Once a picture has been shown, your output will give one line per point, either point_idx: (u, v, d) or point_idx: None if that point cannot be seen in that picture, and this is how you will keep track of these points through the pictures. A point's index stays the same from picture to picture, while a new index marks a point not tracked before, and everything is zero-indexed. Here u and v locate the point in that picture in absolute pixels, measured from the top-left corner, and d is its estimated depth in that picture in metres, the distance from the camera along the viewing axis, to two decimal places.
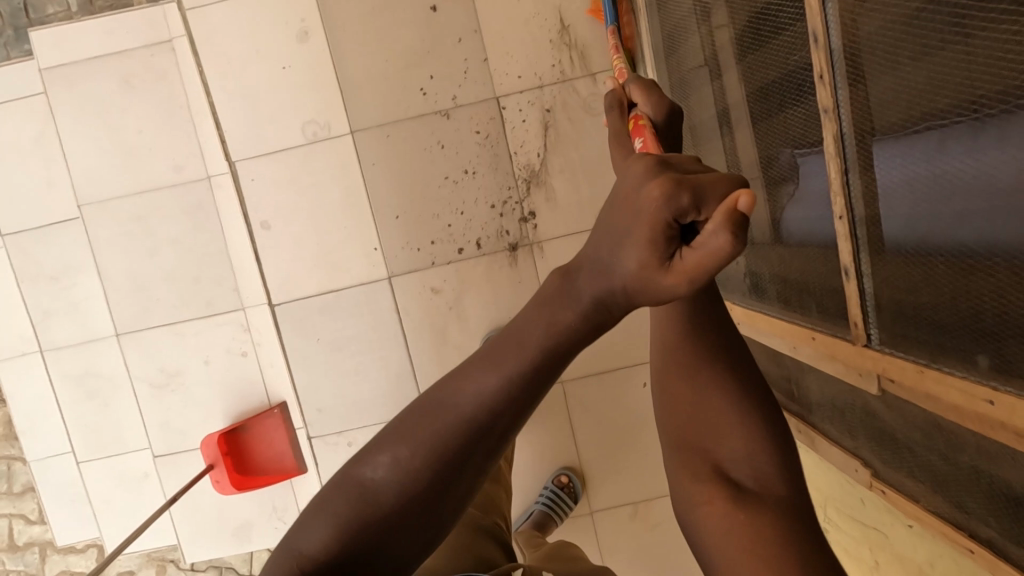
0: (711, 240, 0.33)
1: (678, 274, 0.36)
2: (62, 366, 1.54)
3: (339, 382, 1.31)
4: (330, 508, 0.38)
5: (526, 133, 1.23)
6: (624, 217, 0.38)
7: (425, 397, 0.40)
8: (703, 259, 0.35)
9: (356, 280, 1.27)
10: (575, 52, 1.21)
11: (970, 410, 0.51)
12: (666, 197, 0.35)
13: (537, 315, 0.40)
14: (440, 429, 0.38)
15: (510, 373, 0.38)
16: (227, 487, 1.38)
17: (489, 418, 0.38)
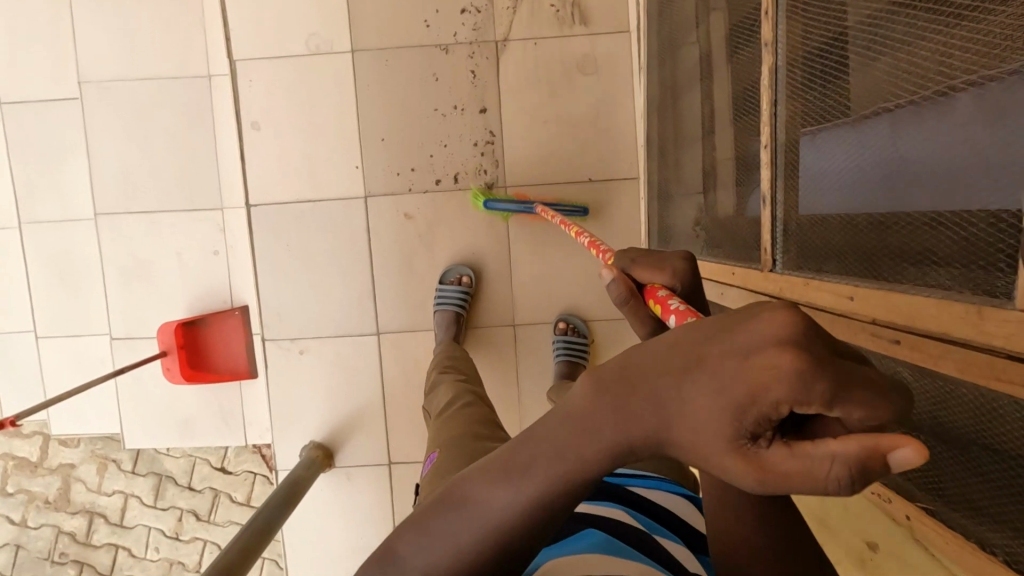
0: (824, 465, 0.29)
1: (761, 465, 0.31)
2: (35, 241, 1.56)
3: (301, 290, 1.35)
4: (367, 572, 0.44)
5: (519, 79, 1.28)
6: (731, 375, 0.32)
7: (456, 485, 0.43)
8: (795, 474, 0.30)
9: (335, 195, 1.32)
10: (577, 10, 1.26)
11: (834, 310, 0.63)
12: (795, 377, 0.29)
13: (566, 438, 0.39)
14: (469, 528, 0.41)
15: (530, 489, 0.39)
16: (176, 377, 1.39)
17: (502, 529, 0.40)
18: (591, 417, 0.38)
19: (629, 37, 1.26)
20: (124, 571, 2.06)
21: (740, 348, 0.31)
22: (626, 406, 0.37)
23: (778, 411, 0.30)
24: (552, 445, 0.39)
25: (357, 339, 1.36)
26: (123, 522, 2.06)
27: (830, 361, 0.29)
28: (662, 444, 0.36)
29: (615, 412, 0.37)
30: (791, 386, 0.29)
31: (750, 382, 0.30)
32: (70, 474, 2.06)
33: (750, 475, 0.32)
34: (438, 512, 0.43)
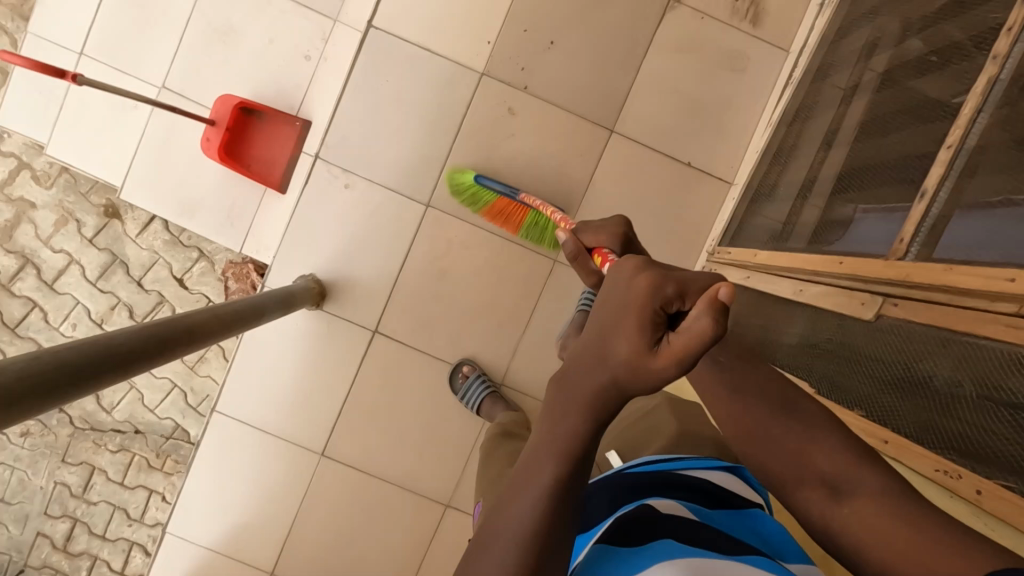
0: (694, 323, 0.43)
1: (672, 359, 0.44)
2: None
3: (375, 128, 1.31)
4: None
5: (673, 41, 1.28)
6: (619, 310, 0.49)
7: (482, 521, 0.51)
8: (690, 343, 0.43)
9: (453, 57, 1.29)
10: (754, 8, 1.28)
11: (984, 290, 0.58)
12: (651, 286, 0.47)
13: (544, 435, 0.50)
14: (502, 547, 0.48)
15: (538, 487, 0.49)
16: (211, 150, 1.33)
17: (535, 515, 0.48)
18: (558, 408, 0.51)
19: (786, 55, 1.29)
20: (29, 331, 1.92)
21: (618, 296, 0.49)
22: (572, 389, 0.51)
23: (657, 315, 0.46)
24: (543, 442, 0.50)
25: (404, 200, 1.32)
26: (54, 284, 1.93)
27: (664, 274, 0.47)
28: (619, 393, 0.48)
29: (576, 394, 0.50)
30: (653, 292, 0.47)
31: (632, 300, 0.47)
32: (25, 212, 1.91)
33: (669, 365, 0.44)
34: (472, 556, 0.49)
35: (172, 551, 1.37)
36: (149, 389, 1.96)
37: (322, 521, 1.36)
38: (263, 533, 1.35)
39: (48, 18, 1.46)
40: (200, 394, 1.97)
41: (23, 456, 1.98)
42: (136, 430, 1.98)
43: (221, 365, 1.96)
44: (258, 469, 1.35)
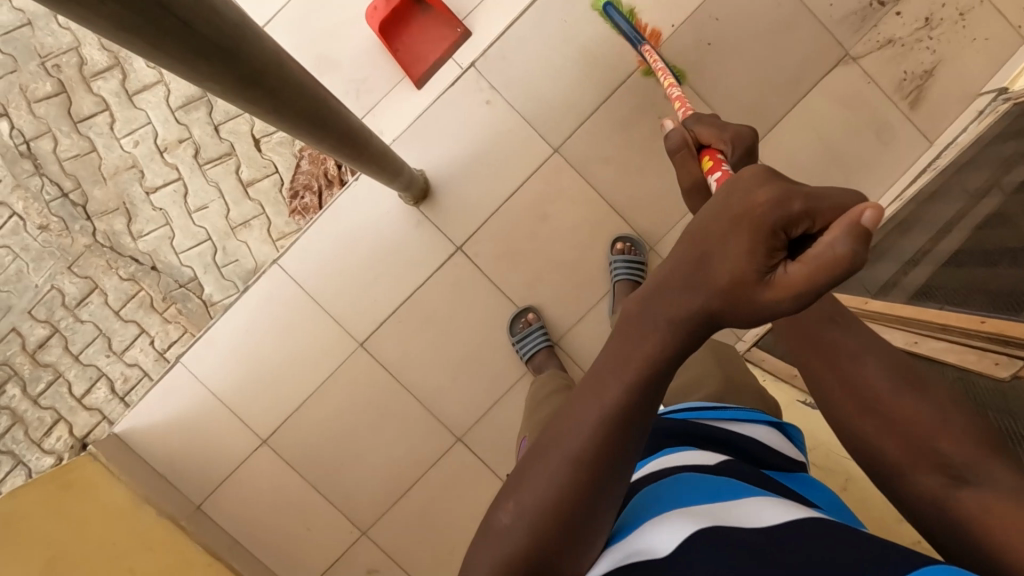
0: (828, 255, 0.40)
1: (789, 286, 0.42)
2: None
3: (536, 61, 1.32)
4: (486, 557, 0.48)
5: (834, 93, 1.33)
6: (721, 229, 0.44)
7: (534, 444, 0.50)
8: (814, 274, 0.41)
9: (635, 25, 1.31)
10: (917, 93, 1.34)
11: None
12: (775, 203, 0.42)
13: (625, 356, 0.48)
14: (567, 460, 0.47)
15: (606, 405, 0.47)
16: (373, 21, 1.35)
17: (599, 437, 0.47)
18: (635, 329, 0.48)
19: (929, 145, 1.34)
20: (90, 131, 1.88)
21: (718, 213, 0.44)
22: (655, 310, 0.47)
23: (777, 237, 0.42)
24: (613, 366, 0.48)
25: (535, 137, 1.33)
26: (134, 96, 1.88)
27: (790, 188, 0.42)
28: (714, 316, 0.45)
29: (659, 316, 0.46)
30: (770, 209, 0.42)
31: (744, 215, 0.43)
32: None
33: (784, 297, 0.42)
34: (532, 463, 0.49)
35: (175, 383, 1.33)
36: (182, 233, 1.91)
37: (333, 406, 1.33)
38: (271, 396, 1.33)
39: None
40: (230, 256, 1.92)
41: (31, 249, 1.89)
42: (153, 266, 1.91)
43: (261, 236, 1.92)
44: (294, 335, 1.33)
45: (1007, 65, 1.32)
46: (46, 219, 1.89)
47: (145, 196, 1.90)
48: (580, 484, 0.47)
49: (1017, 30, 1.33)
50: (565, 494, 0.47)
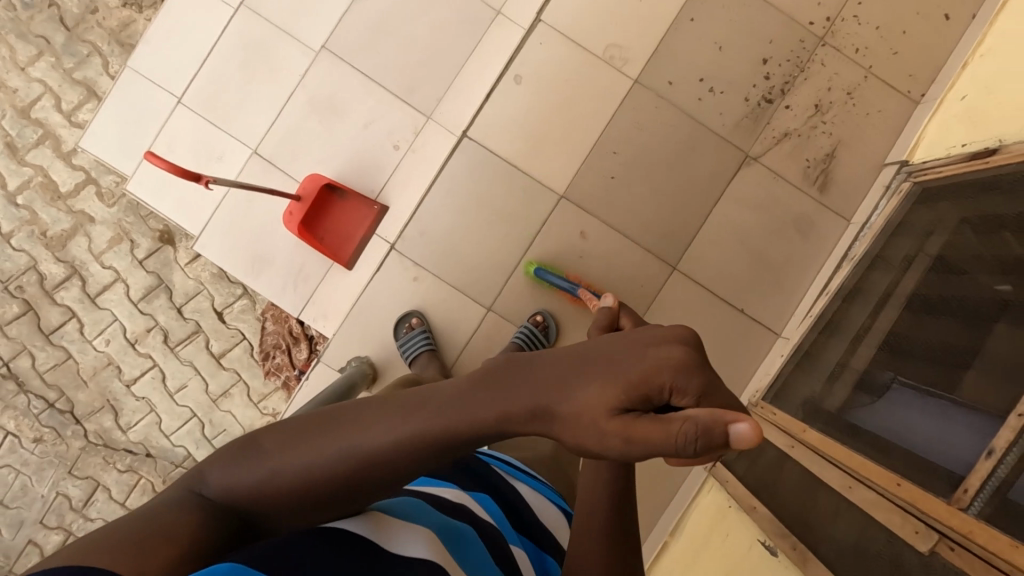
0: (672, 427, 0.43)
1: (621, 424, 0.46)
2: (244, 26, 1.55)
3: (452, 229, 1.37)
4: (234, 466, 0.55)
5: (743, 196, 1.37)
6: (617, 367, 0.48)
7: (335, 411, 0.57)
8: (649, 432, 0.45)
9: (539, 178, 1.36)
10: (823, 178, 1.37)
11: None
12: (675, 365, 0.45)
13: (478, 409, 0.52)
14: (338, 443, 0.54)
15: (419, 430, 0.53)
16: (291, 223, 1.37)
17: (386, 447, 0.53)
18: (489, 383, 0.54)
19: (847, 224, 1.37)
20: (63, 340, 1.96)
21: (631, 343, 0.49)
22: (519, 385, 0.52)
23: (658, 392, 0.46)
24: (450, 400, 0.54)
25: (468, 301, 1.37)
26: (97, 298, 1.96)
27: (686, 364, 0.45)
28: (552, 417, 0.50)
29: (519, 389, 0.52)
30: (678, 373, 0.45)
31: (643, 364, 0.46)
32: (83, 225, 1.95)
33: (613, 432, 0.46)
34: (326, 429, 0.55)
35: None
36: (168, 415, 1.97)
37: None
38: None
39: (167, 73, 1.68)
40: (218, 427, 1.97)
41: (31, 462, 1.97)
42: (147, 453, 1.97)
43: (243, 402, 1.98)
44: None
45: (903, 138, 1.35)
46: (39, 430, 1.97)
47: (126, 388, 1.97)
48: (337, 477, 0.53)
49: (907, 97, 1.36)
50: (311, 470, 0.53)
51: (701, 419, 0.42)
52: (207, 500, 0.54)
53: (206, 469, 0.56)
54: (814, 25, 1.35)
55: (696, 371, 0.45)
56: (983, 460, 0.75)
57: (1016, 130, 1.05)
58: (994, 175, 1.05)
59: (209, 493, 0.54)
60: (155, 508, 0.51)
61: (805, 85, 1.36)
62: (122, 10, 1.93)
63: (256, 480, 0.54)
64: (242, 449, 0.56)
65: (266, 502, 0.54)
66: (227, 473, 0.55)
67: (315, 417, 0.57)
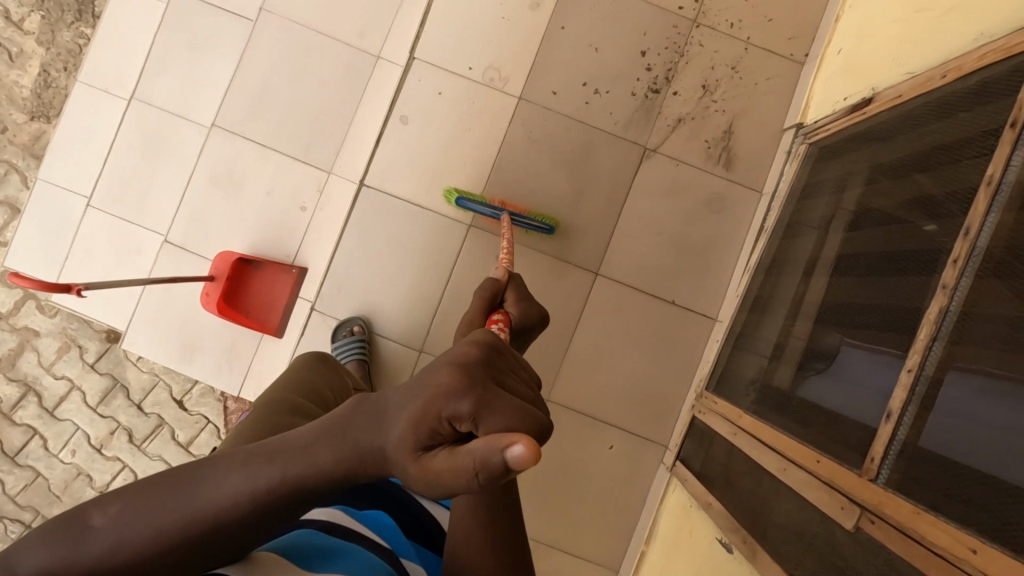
0: (459, 463, 0.40)
1: (425, 465, 0.44)
2: (137, 119, 1.57)
3: (370, 278, 1.36)
4: (62, 545, 0.51)
5: (650, 189, 1.36)
6: (420, 385, 0.46)
7: (181, 471, 0.53)
8: (447, 473, 0.41)
9: (445, 211, 1.36)
10: (726, 155, 1.36)
11: (949, 553, 0.60)
12: (453, 389, 0.43)
13: (316, 455, 0.50)
14: (177, 512, 0.50)
15: (258, 486, 0.50)
16: (210, 305, 1.36)
17: (226, 507, 0.50)
18: (325, 435, 0.50)
19: (760, 196, 1.36)
20: (29, 459, 1.94)
21: (428, 372, 0.46)
22: (354, 429, 0.49)
23: (446, 420, 0.43)
24: (299, 451, 0.50)
25: (399, 347, 1.36)
26: (56, 410, 1.95)
27: (471, 382, 0.44)
28: (380, 461, 0.48)
29: (348, 432, 0.49)
30: (467, 396, 0.43)
31: (433, 392, 0.44)
32: (29, 340, 1.94)
33: (419, 474, 0.44)
34: (163, 490, 0.51)
35: None
36: None
37: None
38: None
39: (80, 177, 1.72)
40: None
41: None
42: None
43: None
44: None
45: (795, 101, 1.34)
46: None
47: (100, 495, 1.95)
48: (181, 541, 0.50)
49: (791, 59, 1.36)
50: (147, 537, 0.50)
51: (481, 460, 0.38)
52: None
53: (23, 554, 0.52)
54: (684, 9, 1.35)
55: (495, 398, 0.43)
56: (885, 425, 0.73)
57: (886, 76, 1.04)
58: (873, 124, 1.04)
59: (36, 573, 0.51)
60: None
61: (688, 68, 1.35)
62: (31, 123, 1.94)
63: (92, 554, 0.50)
64: (65, 529, 0.51)
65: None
66: (56, 556, 0.51)
67: (155, 480, 0.53)
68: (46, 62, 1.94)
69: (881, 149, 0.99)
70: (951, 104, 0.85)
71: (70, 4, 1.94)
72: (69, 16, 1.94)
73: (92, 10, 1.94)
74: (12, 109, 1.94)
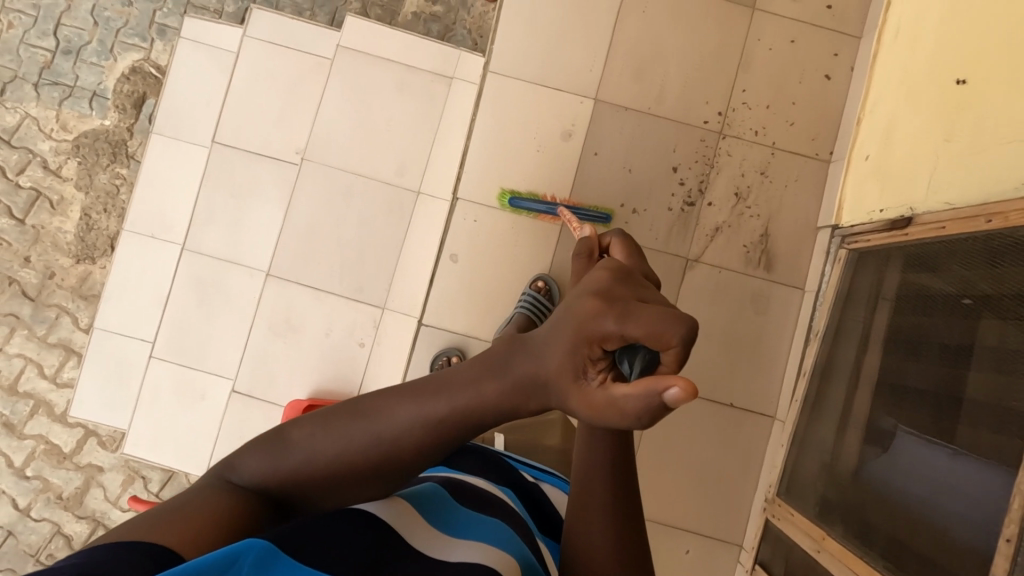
0: (619, 404, 0.49)
1: (581, 389, 0.52)
2: (190, 269, 1.63)
3: None
4: (272, 453, 0.61)
5: (695, 297, 1.40)
6: (567, 316, 0.53)
7: (362, 401, 0.62)
8: (604, 397, 0.50)
9: None
10: (765, 256, 1.41)
11: None
12: (596, 315, 0.50)
13: (479, 388, 0.58)
14: (365, 433, 0.59)
15: (431, 413, 0.59)
16: None
17: (401, 434, 0.59)
18: (487, 365, 0.59)
19: (803, 292, 1.40)
20: None
21: (571, 306, 0.53)
22: (509, 364, 0.58)
23: (595, 349, 0.51)
24: (464, 382, 0.59)
25: None
26: None
27: (610, 308, 0.50)
28: (534, 389, 0.56)
29: (505, 366, 0.58)
30: (610, 324, 0.49)
31: (580, 322, 0.51)
32: (94, 476, 1.99)
33: (576, 396, 0.52)
34: (347, 417, 0.61)
35: None
36: None
37: None
38: None
39: (136, 322, 1.79)
40: None
41: None
42: None
43: None
44: None
45: (825, 200, 1.39)
46: None
47: None
48: (364, 462, 0.59)
49: (817, 159, 1.41)
50: (339, 457, 0.60)
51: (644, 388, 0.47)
52: (241, 487, 0.61)
53: (241, 460, 0.62)
54: (709, 122, 1.41)
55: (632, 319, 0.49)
56: None
57: (923, 198, 1.09)
58: (917, 246, 1.09)
59: (247, 480, 0.61)
60: (203, 491, 0.58)
61: (719, 179, 1.41)
62: (77, 266, 2.01)
63: (296, 465, 0.60)
64: (271, 444, 0.62)
65: (304, 486, 0.61)
66: (261, 464, 0.61)
67: (340, 409, 0.63)
68: (87, 206, 2.01)
69: (930, 275, 1.04)
70: (1002, 252, 0.90)
71: (105, 148, 2.02)
72: (105, 159, 2.02)
73: (126, 151, 2.02)
74: (58, 254, 2.01)
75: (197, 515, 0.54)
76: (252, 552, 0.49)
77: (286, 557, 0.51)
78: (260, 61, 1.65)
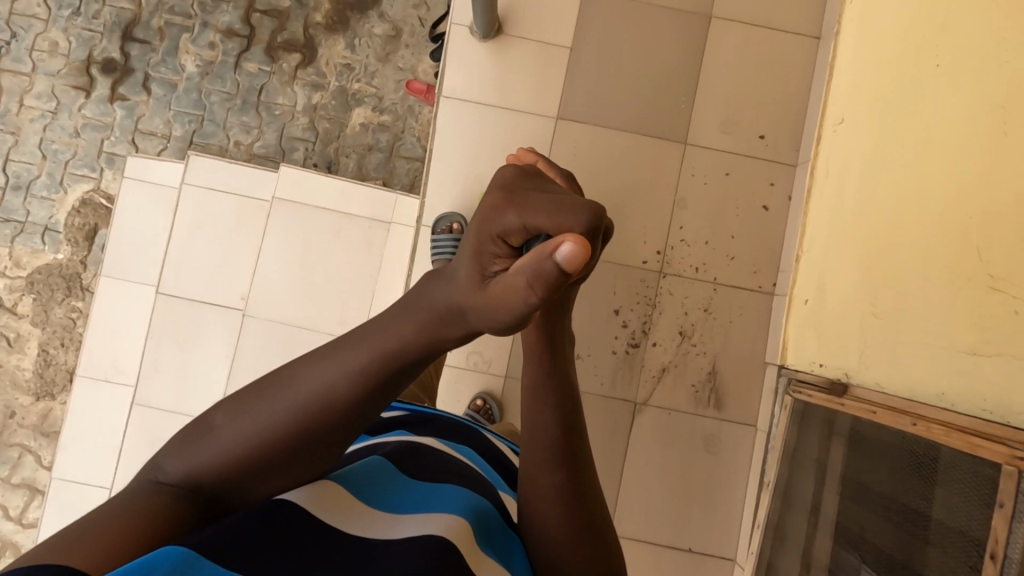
0: (514, 281, 0.43)
1: (499, 291, 0.46)
2: (140, 423, 1.61)
3: None
4: (182, 451, 0.54)
5: (647, 440, 1.38)
6: (472, 225, 0.49)
7: (277, 370, 0.55)
8: (517, 291, 0.44)
9: None
10: (714, 394, 1.38)
11: None
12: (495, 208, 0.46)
13: (401, 332, 0.51)
14: (279, 397, 0.52)
15: (350, 364, 0.51)
16: None
17: (319, 389, 0.51)
18: (405, 308, 0.53)
19: (755, 429, 1.37)
20: None
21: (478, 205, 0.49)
22: (431, 299, 0.51)
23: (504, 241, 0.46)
24: (384, 327, 0.52)
25: None
26: None
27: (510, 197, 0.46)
28: (462, 314, 0.49)
29: (426, 303, 0.51)
30: (509, 211, 0.45)
31: (484, 220, 0.46)
32: None
33: (498, 303, 0.46)
34: (262, 388, 0.53)
35: None
36: None
37: None
38: None
39: (93, 469, 1.76)
40: None
41: None
42: None
43: None
44: None
45: (771, 334, 1.37)
46: None
47: None
48: (281, 431, 0.51)
49: (761, 291, 1.39)
50: (257, 430, 0.52)
51: (539, 261, 0.41)
52: (169, 487, 0.53)
53: (164, 462, 0.54)
54: (648, 262, 1.39)
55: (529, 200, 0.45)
56: None
57: (856, 369, 1.06)
58: (855, 419, 1.06)
59: (166, 481, 0.53)
60: (120, 504, 0.51)
61: (663, 318, 1.39)
62: (36, 403, 1.99)
63: (209, 458, 0.52)
64: (186, 437, 0.54)
65: (225, 480, 0.53)
66: (176, 463, 0.53)
67: (250, 387, 0.55)
68: (44, 342, 2.00)
69: (868, 455, 1.02)
70: (933, 461, 0.88)
71: (59, 282, 2.01)
72: (59, 293, 2.01)
73: (80, 284, 2.01)
74: (17, 392, 1.99)
75: (103, 533, 0.48)
76: (169, 560, 0.44)
77: (209, 563, 0.45)
78: (200, 207, 1.64)
